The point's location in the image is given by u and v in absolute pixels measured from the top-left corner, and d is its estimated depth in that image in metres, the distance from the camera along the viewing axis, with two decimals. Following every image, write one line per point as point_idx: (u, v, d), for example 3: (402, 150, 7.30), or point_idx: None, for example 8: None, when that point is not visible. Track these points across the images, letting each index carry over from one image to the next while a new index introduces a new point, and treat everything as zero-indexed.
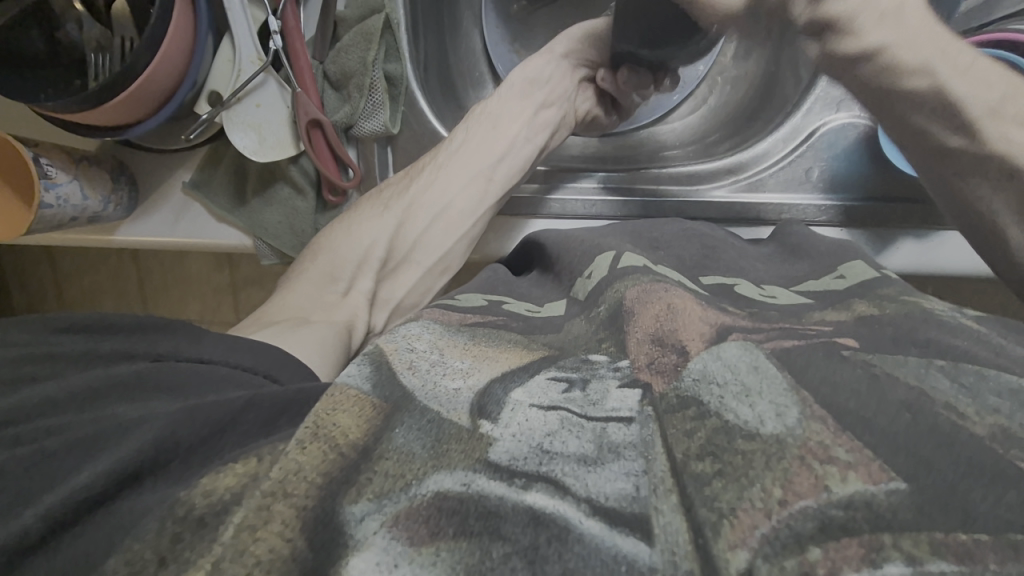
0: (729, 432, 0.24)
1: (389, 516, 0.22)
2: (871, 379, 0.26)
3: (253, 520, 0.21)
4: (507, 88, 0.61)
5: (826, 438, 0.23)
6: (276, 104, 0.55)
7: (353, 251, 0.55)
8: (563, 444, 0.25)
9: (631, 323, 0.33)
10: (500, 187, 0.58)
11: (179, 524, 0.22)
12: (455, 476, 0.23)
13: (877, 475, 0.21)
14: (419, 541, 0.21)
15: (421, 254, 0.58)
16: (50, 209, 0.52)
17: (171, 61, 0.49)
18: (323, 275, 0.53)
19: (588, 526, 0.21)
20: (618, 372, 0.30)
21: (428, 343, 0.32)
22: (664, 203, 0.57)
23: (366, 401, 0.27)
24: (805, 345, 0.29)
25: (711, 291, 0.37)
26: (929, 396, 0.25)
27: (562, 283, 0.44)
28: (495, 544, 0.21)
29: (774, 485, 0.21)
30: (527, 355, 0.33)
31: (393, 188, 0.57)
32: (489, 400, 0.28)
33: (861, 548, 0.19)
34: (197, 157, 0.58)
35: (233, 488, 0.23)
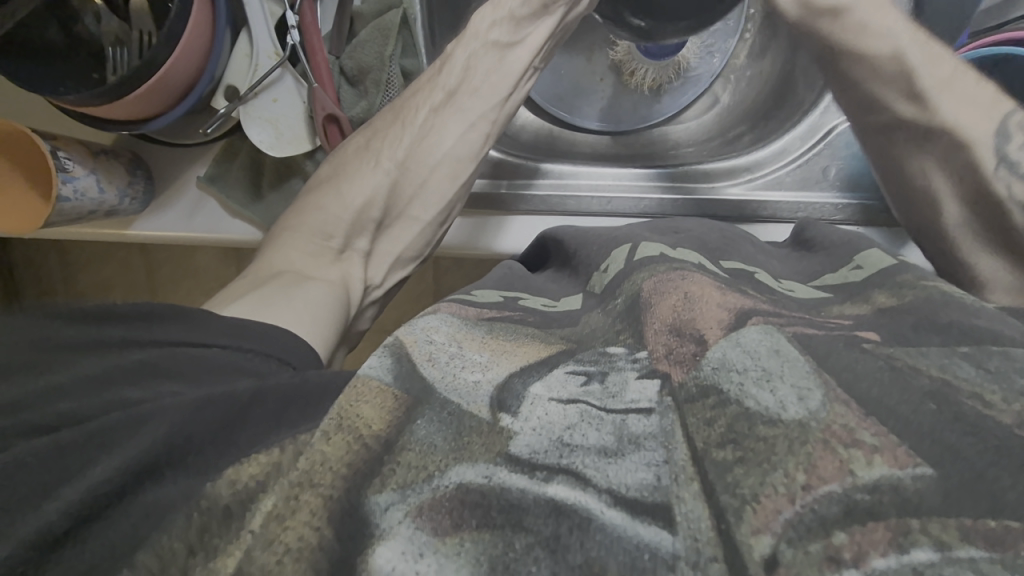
0: (750, 418, 0.24)
1: (413, 507, 0.22)
2: (893, 369, 0.26)
3: (282, 510, 0.22)
4: (511, 6, 0.54)
5: (851, 421, 0.23)
6: (293, 99, 0.55)
7: (348, 210, 0.53)
8: (583, 436, 0.25)
9: (649, 312, 0.33)
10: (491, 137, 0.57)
11: (205, 516, 0.23)
12: (477, 469, 0.23)
13: (903, 459, 0.21)
14: (442, 532, 0.21)
15: (421, 207, 0.56)
16: (68, 202, 0.52)
17: (189, 54, 0.50)
18: (315, 233, 0.52)
19: (609, 517, 0.21)
20: (637, 363, 0.30)
21: (447, 337, 0.32)
22: (680, 200, 0.57)
23: (386, 393, 0.27)
24: (826, 335, 0.29)
25: (731, 274, 0.37)
26: (953, 383, 0.25)
27: (578, 277, 0.44)
28: (518, 536, 0.21)
29: (797, 470, 0.21)
30: (545, 349, 0.33)
31: (384, 137, 0.55)
32: (508, 395, 0.28)
33: (887, 534, 0.19)
34: (212, 152, 0.58)
35: (257, 476, 0.24)
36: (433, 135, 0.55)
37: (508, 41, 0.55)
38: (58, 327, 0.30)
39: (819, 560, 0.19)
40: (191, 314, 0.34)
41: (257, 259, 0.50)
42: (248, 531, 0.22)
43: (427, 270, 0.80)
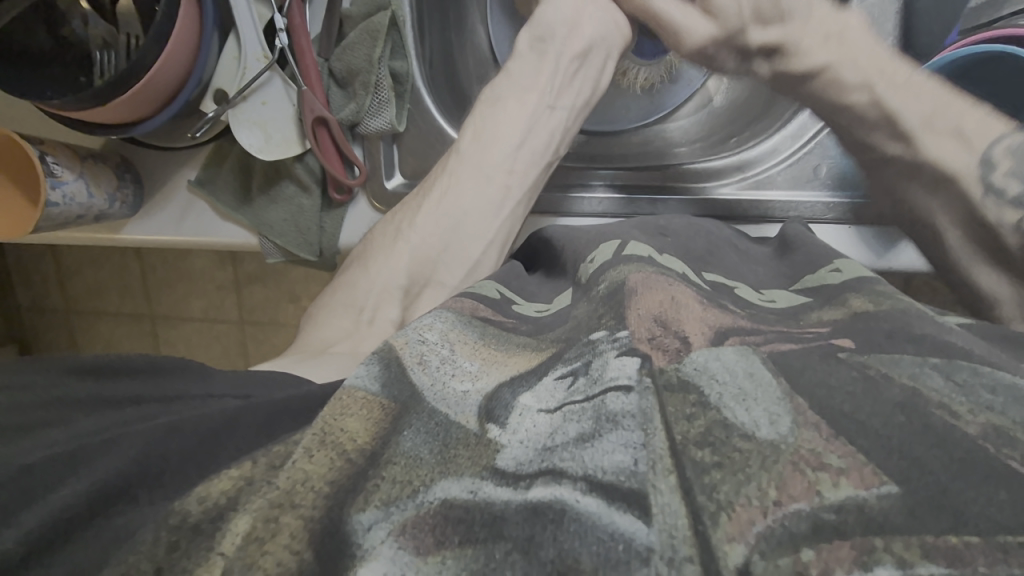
0: (726, 428, 0.25)
1: (396, 524, 0.23)
2: (867, 378, 0.27)
3: (261, 533, 0.23)
4: (516, 62, 0.58)
5: (817, 446, 0.24)
6: (282, 101, 0.55)
7: (369, 284, 0.52)
8: (563, 434, 0.26)
9: (632, 300, 0.34)
10: (512, 186, 0.56)
11: (174, 534, 0.23)
12: (462, 484, 0.24)
13: (869, 479, 0.22)
14: (425, 551, 0.22)
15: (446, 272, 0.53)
16: (57, 207, 0.53)
17: (177, 60, 0.50)
18: (347, 308, 0.51)
19: (585, 505, 0.23)
20: (617, 342, 0.31)
21: (439, 335, 0.34)
22: (666, 202, 0.57)
23: (374, 403, 0.28)
24: (801, 348, 0.30)
25: (713, 287, 0.38)
26: (924, 395, 0.26)
27: (566, 274, 0.45)
28: (498, 545, 0.22)
29: (769, 486, 0.22)
30: (535, 358, 0.34)
31: (409, 213, 0.54)
32: (496, 405, 0.29)
33: (852, 551, 0.20)
34: (200, 155, 0.58)
35: (228, 492, 0.25)
36: (452, 192, 0.54)
37: (515, 84, 0.58)
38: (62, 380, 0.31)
39: (789, 573, 0.20)
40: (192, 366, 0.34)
41: (320, 319, 0.52)
42: (221, 554, 0.22)
43: None
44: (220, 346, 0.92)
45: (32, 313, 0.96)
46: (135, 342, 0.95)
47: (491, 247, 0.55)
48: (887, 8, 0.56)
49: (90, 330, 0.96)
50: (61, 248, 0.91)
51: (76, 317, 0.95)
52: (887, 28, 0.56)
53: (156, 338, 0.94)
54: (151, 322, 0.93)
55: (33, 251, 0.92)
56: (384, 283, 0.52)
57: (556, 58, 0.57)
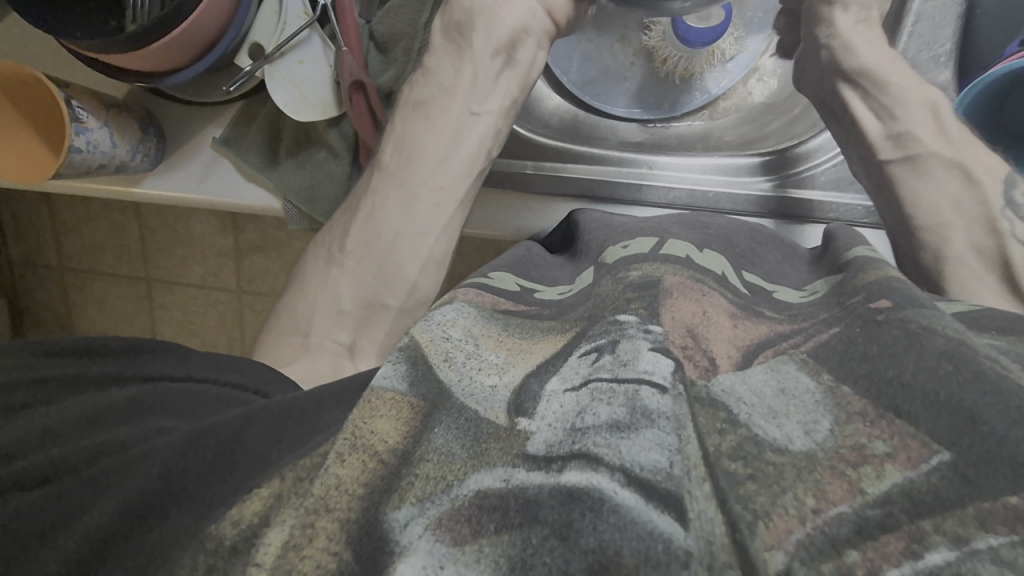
0: (758, 443, 0.24)
1: (433, 520, 0.22)
2: (908, 333, 0.28)
3: (299, 539, 0.22)
4: (434, 61, 0.53)
5: (861, 437, 0.24)
6: (318, 61, 0.54)
7: (313, 311, 0.50)
8: (594, 415, 0.26)
9: (667, 300, 0.33)
10: (448, 203, 0.52)
11: (212, 556, 0.23)
12: (496, 473, 0.24)
13: (914, 458, 0.23)
14: (462, 542, 0.22)
15: (390, 293, 0.51)
16: (79, 153, 0.51)
17: (218, 9, 0.48)
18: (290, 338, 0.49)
19: (623, 497, 0.22)
20: (649, 334, 0.30)
21: (463, 331, 0.33)
22: (710, 194, 0.56)
23: (403, 403, 0.28)
24: (839, 330, 0.31)
25: (750, 289, 0.37)
26: (970, 343, 0.27)
27: (585, 259, 0.44)
28: (533, 530, 0.21)
29: (806, 495, 0.22)
30: (562, 340, 0.34)
31: (343, 234, 0.52)
32: (525, 398, 0.29)
33: (900, 542, 0.20)
34: (229, 113, 0.57)
35: (260, 512, 0.24)
36: (380, 209, 0.51)
37: (437, 86, 0.53)
38: (46, 364, 0.32)
39: None
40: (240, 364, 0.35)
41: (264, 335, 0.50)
42: (258, 564, 0.22)
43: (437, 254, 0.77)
44: (216, 313, 0.92)
45: (24, 269, 0.95)
46: (131, 304, 0.95)
47: (433, 266, 0.52)
48: (949, 13, 0.55)
49: (84, 288, 0.95)
50: (56, 198, 0.89)
51: (69, 276, 0.94)
52: (946, 34, 0.56)
53: (151, 300, 0.94)
54: (146, 285, 0.93)
55: (23, 201, 0.90)
56: (322, 303, 0.50)
57: (474, 57, 0.52)
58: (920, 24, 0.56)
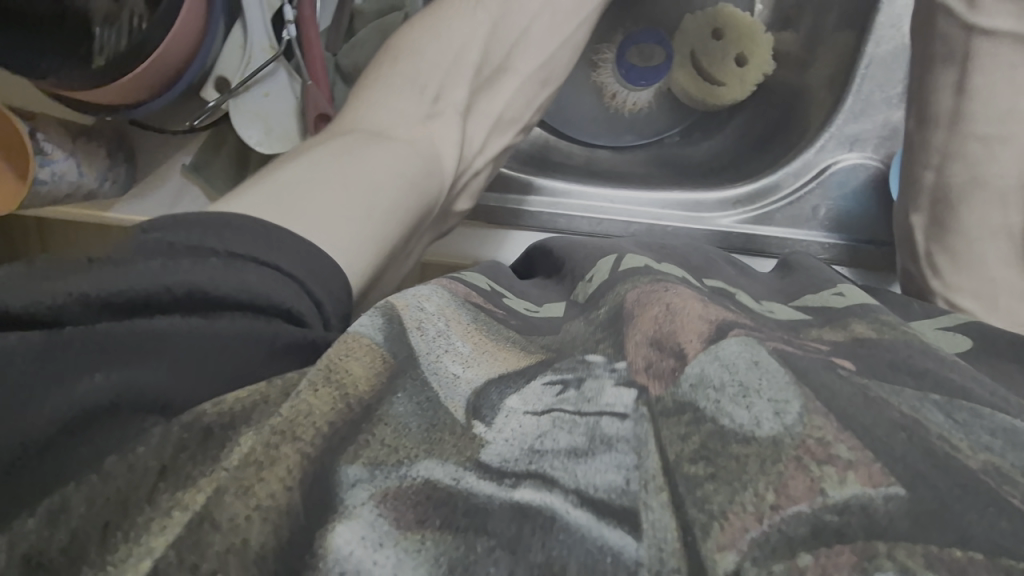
0: (723, 436, 0.25)
1: (379, 490, 0.22)
2: (867, 398, 0.27)
3: (260, 457, 0.22)
4: None
5: (826, 435, 0.24)
6: (284, 93, 0.55)
7: (440, 66, 0.54)
8: (554, 441, 0.26)
9: (630, 326, 0.33)
10: (533, 68, 0.60)
11: (184, 432, 0.22)
12: (446, 468, 0.23)
13: (876, 477, 0.22)
14: (405, 526, 0.21)
15: (514, 80, 0.60)
16: (44, 184, 0.53)
17: (182, 43, 0.50)
18: (413, 90, 0.52)
19: (575, 517, 0.22)
20: (614, 372, 0.30)
21: (436, 307, 0.32)
22: (669, 228, 0.59)
23: (376, 353, 0.27)
24: (805, 357, 0.30)
25: (712, 290, 0.38)
26: (924, 424, 0.26)
27: (565, 286, 0.44)
28: (479, 538, 0.21)
29: (766, 490, 0.22)
30: (525, 359, 0.32)
31: (432, 68, 0.54)
32: (484, 401, 0.27)
33: (852, 556, 0.20)
34: (198, 141, 0.58)
35: (243, 401, 0.24)
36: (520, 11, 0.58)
37: None
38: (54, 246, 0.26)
39: None
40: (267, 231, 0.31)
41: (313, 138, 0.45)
42: (223, 469, 0.21)
43: None
44: None
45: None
46: None
47: (503, 124, 0.60)
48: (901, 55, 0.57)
49: None
50: None
51: None
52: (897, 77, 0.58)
53: None
54: None
55: None
56: (412, 124, 0.49)
57: None
58: (873, 67, 0.58)
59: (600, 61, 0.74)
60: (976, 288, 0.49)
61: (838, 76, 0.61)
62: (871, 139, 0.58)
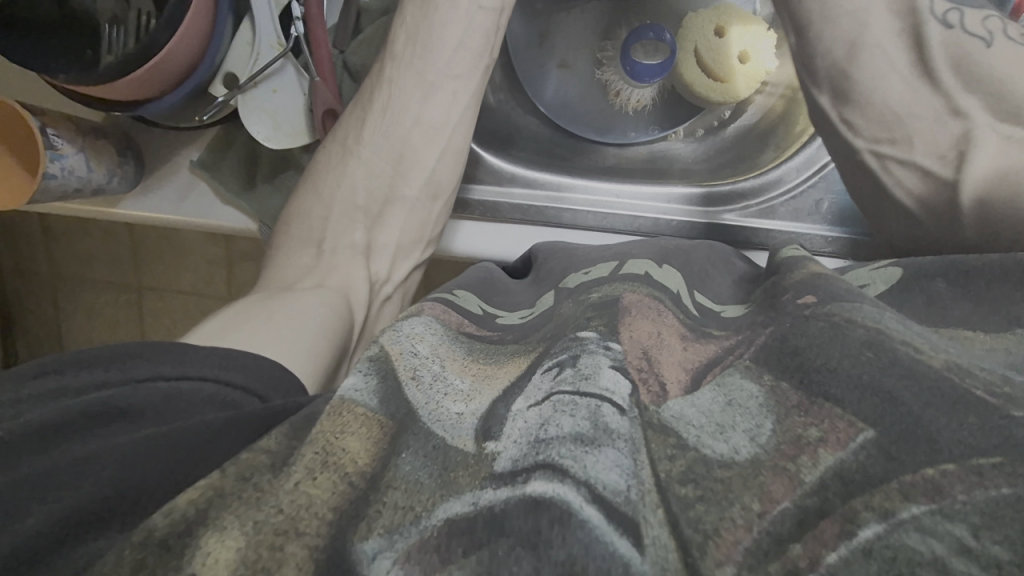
0: (707, 462, 0.26)
1: (401, 553, 0.24)
2: (834, 326, 0.30)
3: (268, 563, 0.22)
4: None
5: (799, 427, 0.26)
6: (293, 90, 0.56)
7: (341, 205, 0.57)
8: (558, 427, 0.28)
9: (625, 321, 0.35)
10: (418, 189, 0.59)
11: (141, 551, 0.23)
12: (464, 499, 0.25)
13: (843, 439, 0.24)
14: (431, 569, 0.23)
15: (406, 185, 0.60)
16: (54, 180, 0.53)
17: (192, 41, 0.50)
18: (301, 245, 0.55)
19: (588, 513, 0.24)
20: (608, 350, 0.32)
21: (430, 349, 0.35)
22: (673, 222, 0.59)
23: (372, 420, 0.29)
24: (778, 323, 0.33)
25: (701, 311, 0.39)
26: (887, 333, 0.29)
27: (552, 278, 0.46)
28: (501, 542, 0.23)
29: (752, 500, 0.24)
30: (523, 363, 0.36)
31: (323, 224, 0.56)
32: (492, 422, 0.30)
33: (835, 526, 0.22)
34: (206, 137, 0.58)
35: (196, 502, 0.25)
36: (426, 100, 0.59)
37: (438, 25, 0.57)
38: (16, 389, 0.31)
39: None
40: (226, 353, 0.35)
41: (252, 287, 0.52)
42: (193, 575, 0.22)
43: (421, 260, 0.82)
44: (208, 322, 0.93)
45: (15, 282, 0.95)
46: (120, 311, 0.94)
47: (406, 247, 0.60)
48: None
49: (72, 296, 0.94)
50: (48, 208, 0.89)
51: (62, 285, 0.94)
52: None
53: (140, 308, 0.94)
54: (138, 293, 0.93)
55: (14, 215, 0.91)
56: (313, 272, 0.53)
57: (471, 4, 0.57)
58: None
59: (604, 59, 0.74)
60: (893, 134, 0.47)
61: None
62: None
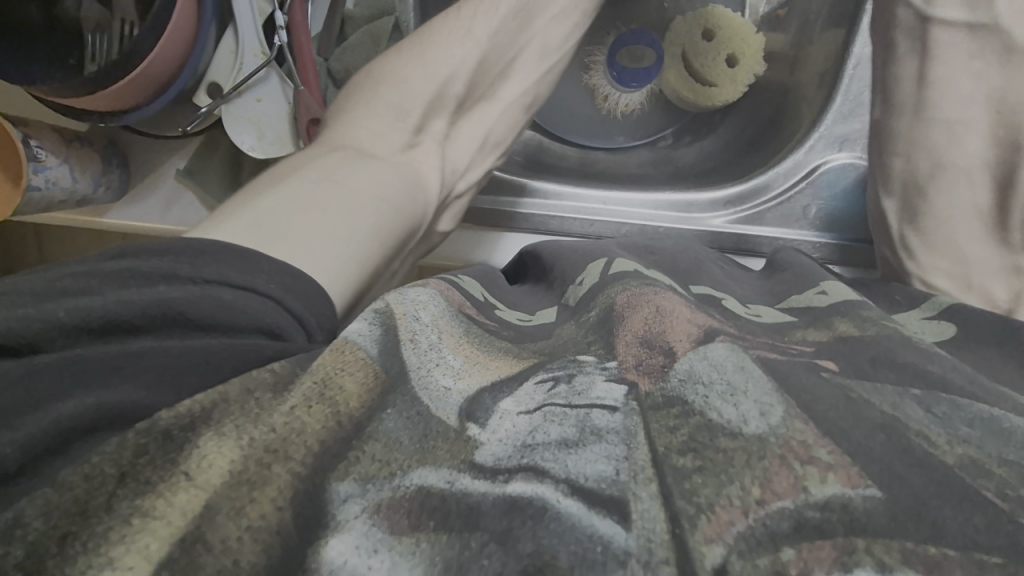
0: (710, 429, 0.25)
1: (372, 503, 0.23)
2: (847, 399, 0.28)
3: (252, 479, 0.22)
4: None
5: (809, 438, 0.25)
6: (277, 97, 0.55)
7: (425, 86, 0.53)
8: (545, 434, 0.26)
9: (620, 326, 0.33)
10: (514, 95, 0.61)
11: (145, 436, 0.23)
12: (440, 473, 0.24)
13: (855, 478, 0.23)
14: (398, 531, 0.22)
15: (500, 88, 0.60)
16: (39, 190, 0.53)
17: (173, 48, 0.50)
18: (393, 112, 0.51)
19: (565, 505, 0.23)
20: (604, 370, 0.31)
21: (431, 317, 0.34)
22: (659, 228, 0.60)
23: (368, 368, 0.28)
24: (787, 360, 0.31)
25: (699, 298, 0.38)
26: (903, 420, 0.27)
27: (553, 289, 0.44)
28: (473, 535, 0.22)
29: (753, 483, 0.23)
30: (517, 364, 0.33)
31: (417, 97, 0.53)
32: (477, 407, 0.28)
33: (833, 550, 0.20)
34: (193, 145, 0.58)
35: (203, 403, 0.25)
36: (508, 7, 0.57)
37: None
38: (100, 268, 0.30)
39: (767, 572, 0.20)
40: (244, 254, 0.33)
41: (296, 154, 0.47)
42: (185, 473, 0.22)
43: None
44: None
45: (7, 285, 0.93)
46: None
47: (486, 149, 0.60)
48: None
49: None
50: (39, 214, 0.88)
51: None
52: None
53: None
54: None
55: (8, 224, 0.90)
56: (399, 151, 0.49)
57: None
58: (861, 68, 0.59)
59: (593, 63, 0.74)
60: (951, 267, 0.50)
61: (826, 76, 0.62)
62: (860, 139, 0.59)
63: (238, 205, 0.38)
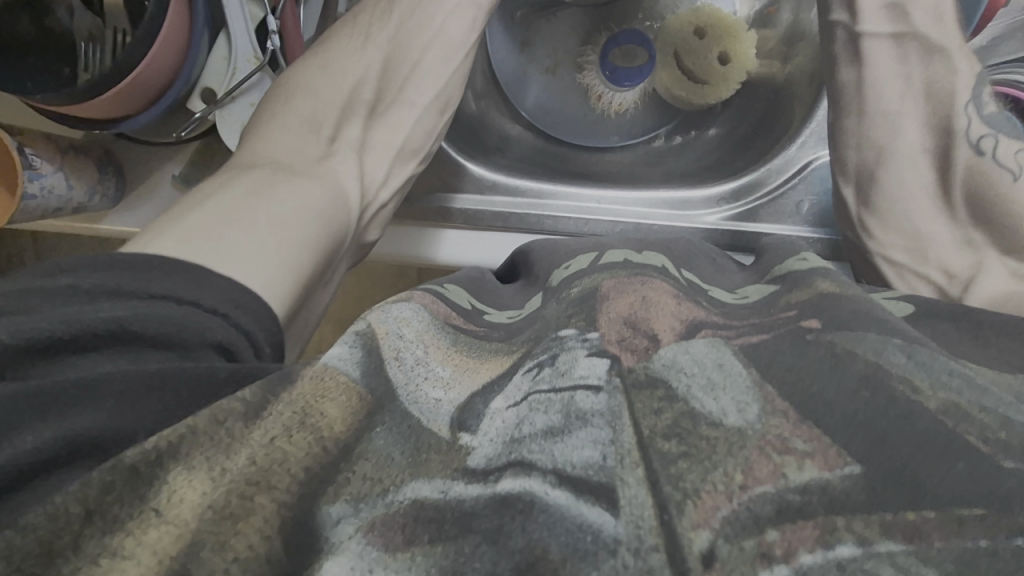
0: (694, 417, 0.26)
1: (365, 521, 0.23)
2: (833, 355, 0.28)
3: (235, 510, 0.23)
4: None
5: (784, 430, 0.24)
6: None
7: (336, 94, 0.58)
8: (532, 425, 0.27)
9: (605, 304, 0.34)
10: (429, 98, 0.62)
11: (111, 474, 0.23)
12: (433, 484, 0.24)
13: (832, 460, 0.23)
14: (393, 548, 0.22)
15: (414, 92, 0.62)
16: (34, 200, 0.53)
17: (165, 57, 0.50)
18: (306, 127, 0.54)
19: (554, 497, 0.23)
20: (586, 342, 0.31)
21: (415, 333, 0.33)
22: (654, 226, 0.60)
23: (352, 390, 0.27)
24: (774, 336, 0.30)
25: (688, 283, 0.38)
26: (887, 368, 0.27)
27: (539, 280, 0.45)
28: (466, 539, 0.22)
29: (735, 470, 0.23)
30: (506, 361, 0.34)
31: (326, 106, 0.56)
32: (468, 415, 0.29)
33: (814, 531, 0.21)
34: (187, 151, 0.59)
35: (173, 436, 0.25)
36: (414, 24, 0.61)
37: None
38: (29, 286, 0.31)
39: (753, 556, 0.21)
40: (194, 269, 0.35)
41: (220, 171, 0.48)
42: (156, 509, 0.23)
43: (408, 274, 0.83)
44: None
45: None
46: None
47: (405, 155, 0.61)
48: None
49: None
50: None
51: None
52: None
53: None
54: None
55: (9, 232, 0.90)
56: (311, 160, 0.52)
57: None
58: None
59: (586, 63, 0.75)
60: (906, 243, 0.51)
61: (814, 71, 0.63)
62: None
63: (168, 221, 0.39)
